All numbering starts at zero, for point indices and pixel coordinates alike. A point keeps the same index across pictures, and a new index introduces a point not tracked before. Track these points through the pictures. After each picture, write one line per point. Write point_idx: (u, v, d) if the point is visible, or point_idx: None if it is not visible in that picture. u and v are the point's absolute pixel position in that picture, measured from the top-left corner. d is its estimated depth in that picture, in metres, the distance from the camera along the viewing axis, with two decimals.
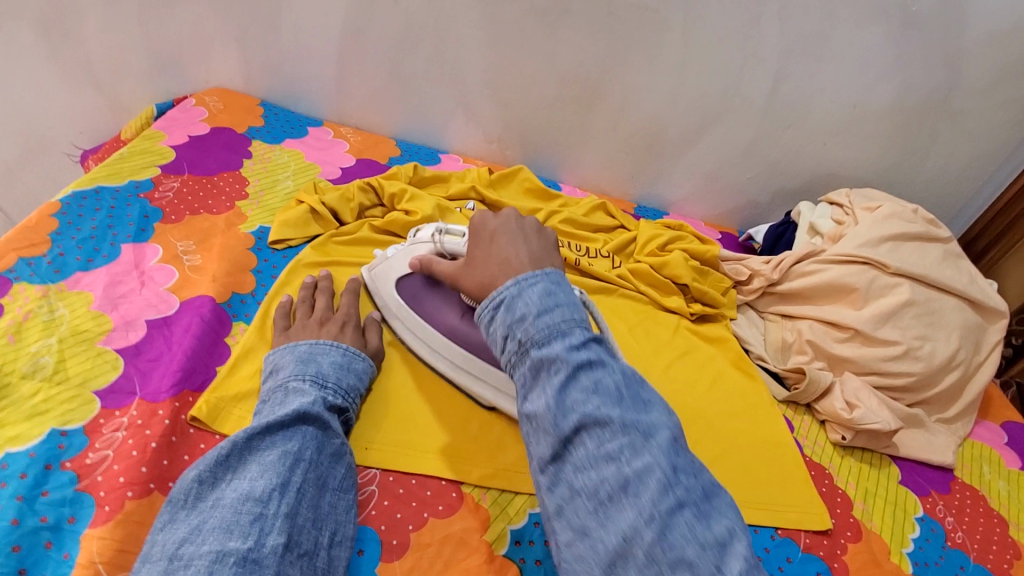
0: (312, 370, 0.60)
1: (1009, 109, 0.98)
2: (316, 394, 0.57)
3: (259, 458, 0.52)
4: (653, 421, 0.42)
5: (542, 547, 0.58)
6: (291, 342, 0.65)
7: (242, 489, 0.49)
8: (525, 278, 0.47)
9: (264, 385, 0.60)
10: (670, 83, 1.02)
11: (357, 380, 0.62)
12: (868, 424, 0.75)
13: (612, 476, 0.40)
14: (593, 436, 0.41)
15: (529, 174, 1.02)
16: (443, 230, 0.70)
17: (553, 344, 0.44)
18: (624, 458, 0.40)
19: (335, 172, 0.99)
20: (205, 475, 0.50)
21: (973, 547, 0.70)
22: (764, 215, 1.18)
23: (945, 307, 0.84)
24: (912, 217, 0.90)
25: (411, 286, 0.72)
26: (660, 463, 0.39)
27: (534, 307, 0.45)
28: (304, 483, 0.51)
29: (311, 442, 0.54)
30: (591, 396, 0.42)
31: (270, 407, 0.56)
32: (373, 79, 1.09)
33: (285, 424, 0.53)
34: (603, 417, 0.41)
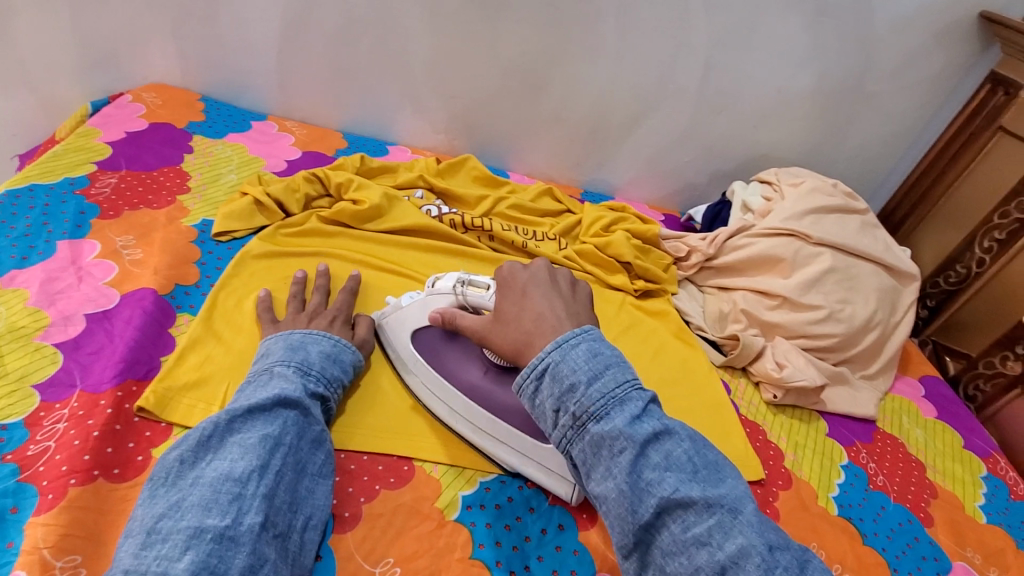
0: (299, 358, 0.61)
1: (917, 90, 1.07)
2: (298, 381, 0.58)
3: (241, 439, 0.51)
4: (729, 490, 0.46)
5: (492, 510, 0.60)
6: (284, 330, 0.66)
7: (222, 469, 0.49)
8: (565, 341, 0.51)
9: (252, 367, 0.61)
10: (608, 71, 1.06)
11: (342, 371, 0.63)
12: (796, 381, 0.82)
13: (707, 561, 0.43)
14: (678, 518, 0.44)
15: (477, 163, 1.05)
16: (466, 281, 0.68)
17: (614, 418, 0.47)
18: (714, 540, 0.43)
19: (280, 165, 0.99)
20: (188, 455, 0.50)
21: (893, 488, 0.77)
22: (703, 196, 1.24)
23: (863, 273, 0.91)
24: (832, 191, 0.97)
25: (429, 340, 0.69)
26: (750, 541, 0.43)
27: (584, 374, 0.48)
28: (283, 467, 0.51)
29: (293, 429, 0.54)
30: (665, 473, 0.45)
31: (253, 389, 0.57)
32: (317, 72, 1.09)
33: (267, 408, 0.54)
34: (683, 497, 0.44)
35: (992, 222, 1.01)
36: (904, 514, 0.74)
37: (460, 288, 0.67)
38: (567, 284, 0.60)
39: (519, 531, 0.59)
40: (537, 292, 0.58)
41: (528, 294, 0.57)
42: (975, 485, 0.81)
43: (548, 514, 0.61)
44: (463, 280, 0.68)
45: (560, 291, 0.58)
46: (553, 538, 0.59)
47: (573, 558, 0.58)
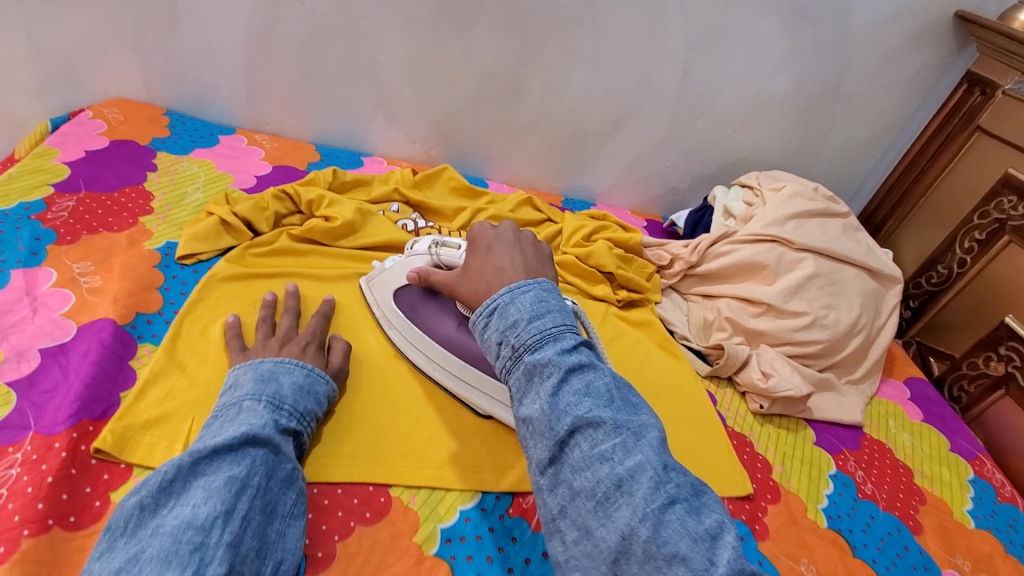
0: (269, 391, 0.57)
1: (893, 90, 1.07)
2: (268, 416, 0.55)
3: (205, 482, 0.48)
4: (642, 421, 0.45)
5: (474, 542, 0.58)
6: (252, 360, 0.63)
7: (183, 515, 0.46)
8: (516, 286, 0.50)
9: (219, 401, 0.57)
10: (586, 77, 1.04)
11: (316, 404, 0.60)
12: (782, 391, 0.80)
13: (608, 476, 0.42)
14: (587, 436, 0.43)
15: (454, 173, 1.02)
16: (440, 243, 0.73)
17: (545, 348, 0.46)
18: (616, 457, 0.42)
19: (249, 180, 0.96)
20: (148, 501, 0.47)
21: (882, 497, 0.76)
22: (685, 200, 1.23)
23: (846, 277, 0.90)
24: (813, 195, 0.96)
25: (409, 297, 0.74)
26: (649, 460, 0.42)
27: (526, 313, 0.48)
28: (251, 511, 0.48)
29: (262, 467, 0.51)
30: (582, 398, 0.44)
31: (219, 425, 0.54)
32: (286, 83, 1.06)
33: (233, 447, 0.50)
34: (595, 418, 0.43)
35: (972, 222, 1.01)
36: (894, 523, 0.73)
37: (434, 249, 0.72)
38: (533, 245, 0.59)
39: (503, 562, 0.57)
40: (501, 249, 0.57)
41: (492, 250, 0.58)
42: (963, 489, 0.80)
43: (533, 542, 0.59)
44: (436, 243, 0.73)
45: (525, 250, 0.57)
46: (538, 568, 0.57)
47: None
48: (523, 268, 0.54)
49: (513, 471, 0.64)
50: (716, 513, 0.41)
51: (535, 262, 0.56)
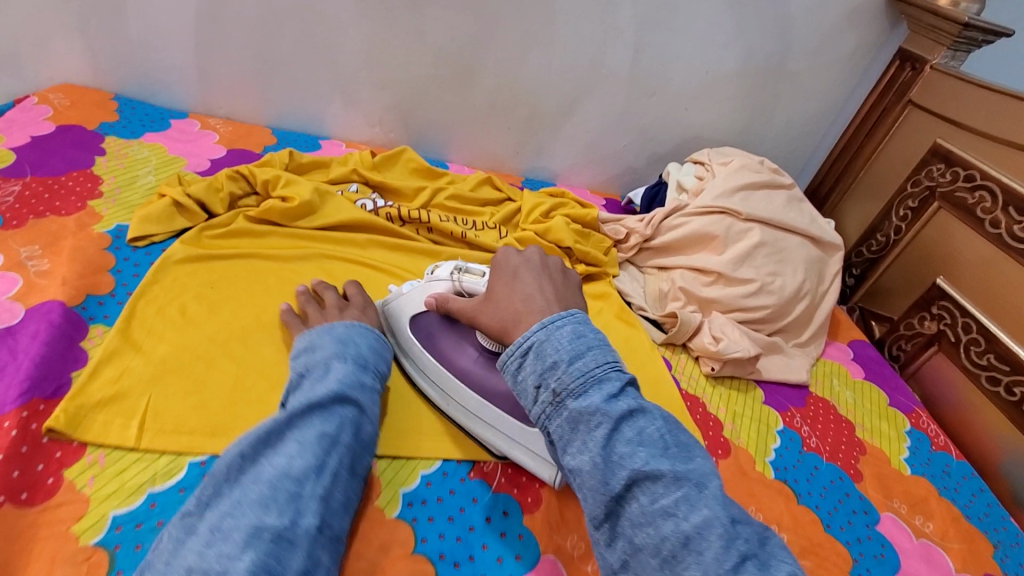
0: (353, 354, 0.60)
1: (834, 68, 1.12)
2: (354, 379, 0.58)
3: (299, 436, 0.51)
4: (701, 468, 0.45)
5: (435, 504, 0.59)
6: (324, 324, 0.66)
7: (280, 465, 0.49)
8: (550, 322, 0.51)
9: (300, 357, 0.60)
10: (541, 57, 1.06)
11: (387, 365, 0.64)
12: (732, 353, 0.84)
13: (672, 534, 0.42)
14: (645, 490, 0.44)
15: (414, 154, 1.03)
16: (462, 269, 0.71)
17: (591, 394, 0.47)
18: (680, 513, 0.42)
19: (203, 163, 0.95)
20: (247, 450, 0.50)
21: (825, 448, 0.81)
22: (642, 178, 1.26)
23: (790, 245, 0.95)
24: (758, 168, 1.02)
25: (427, 325, 0.71)
26: (718, 515, 0.42)
27: (566, 353, 0.49)
28: (339, 466, 0.52)
29: (349, 428, 0.54)
30: (636, 447, 0.45)
31: (308, 382, 0.56)
32: (238, 66, 1.04)
33: (324, 406, 0.53)
34: (653, 470, 0.44)
35: (906, 192, 1.06)
36: (836, 472, 0.78)
37: (456, 275, 0.70)
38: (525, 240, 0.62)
39: (463, 521, 0.58)
40: (529, 275, 0.60)
41: (519, 276, 0.60)
42: (900, 439, 0.86)
43: (493, 501, 0.61)
44: (459, 269, 0.71)
45: (553, 276, 0.60)
46: (498, 525, 0.59)
47: (519, 542, 0.58)
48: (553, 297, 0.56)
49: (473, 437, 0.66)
50: (784, 566, 0.41)
51: (563, 291, 0.58)
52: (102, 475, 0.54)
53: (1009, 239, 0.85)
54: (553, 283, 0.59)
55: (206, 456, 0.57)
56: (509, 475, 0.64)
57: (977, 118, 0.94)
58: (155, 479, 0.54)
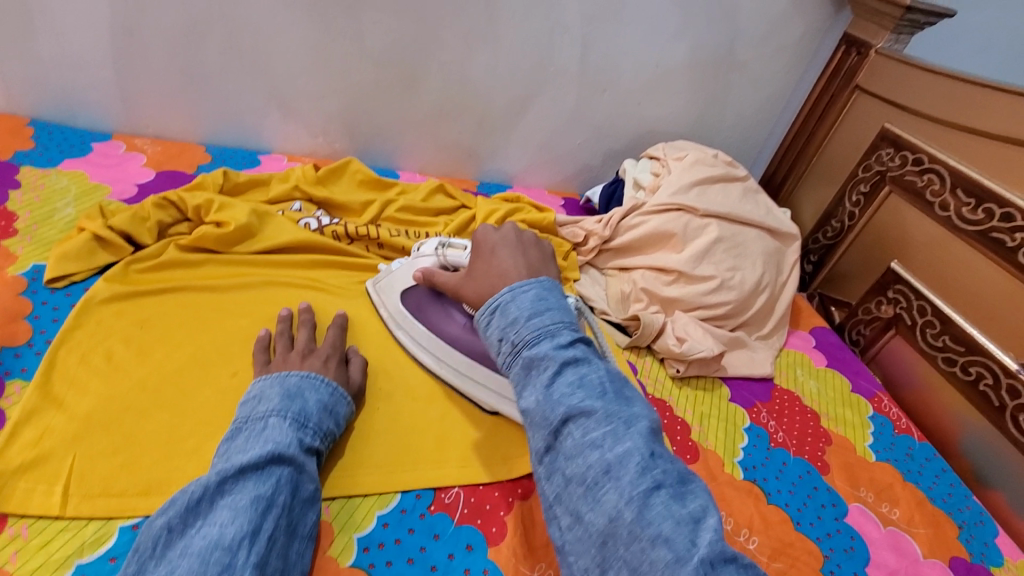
0: (296, 407, 0.57)
1: (781, 56, 1.12)
2: (294, 434, 0.54)
3: (231, 501, 0.47)
4: (635, 412, 0.46)
5: (393, 546, 0.56)
6: (276, 372, 0.62)
7: (211, 535, 0.45)
8: (518, 286, 0.53)
9: (243, 410, 0.57)
10: (486, 58, 1.02)
11: (336, 423, 0.60)
12: (696, 353, 0.83)
13: (596, 462, 0.43)
14: (579, 426, 0.45)
15: (360, 166, 0.98)
16: (445, 243, 0.75)
17: (542, 343, 0.48)
18: (606, 445, 0.44)
19: (129, 190, 0.89)
20: (176, 522, 0.46)
21: (792, 443, 0.81)
22: (599, 176, 1.24)
23: (747, 238, 0.95)
24: (712, 161, 1.01)
25: (417, 298, 0.76)
26: (638, 447, 0.44)
27: (526, 310, 0.50)
28: (276, 530, 0.48)
29: (287, 487, 0.50)
30: (577, 390, 0.46)
31: (243, 441, 0.53)
32: (164, 82, 0.97)
33: (260, 466, 0.50)
34: (588, 408, 0.45)
35: (857, 176, 1.07)
36: (804, 466, 0.78)
37: (440, 249, 0.75)
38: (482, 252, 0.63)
39: (424, 562, 0.55)
40: (505, 251, 0.60)
41: (497, 252, 0.61)
42: (864, 426, 0.86)
43: (455, 536, 0.58)
44: (442, 244, 0.76)
45: (527, 251, 0.61)
46: (462, 561, 0.56)
47: None
48: (527, 269, 0.57)
49: (432, 468, 0.63)
50: (700, 499, 0.43)
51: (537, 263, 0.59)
52: (25, 548, 0.49)
53: (958, 221, 0.86)
54: (527, 258, 0.59)
55: (138, 518, 0.53)
56: (472, 506, 0.61)
57: (921, 100, 0.95)
58: (83, 549, 0.50)
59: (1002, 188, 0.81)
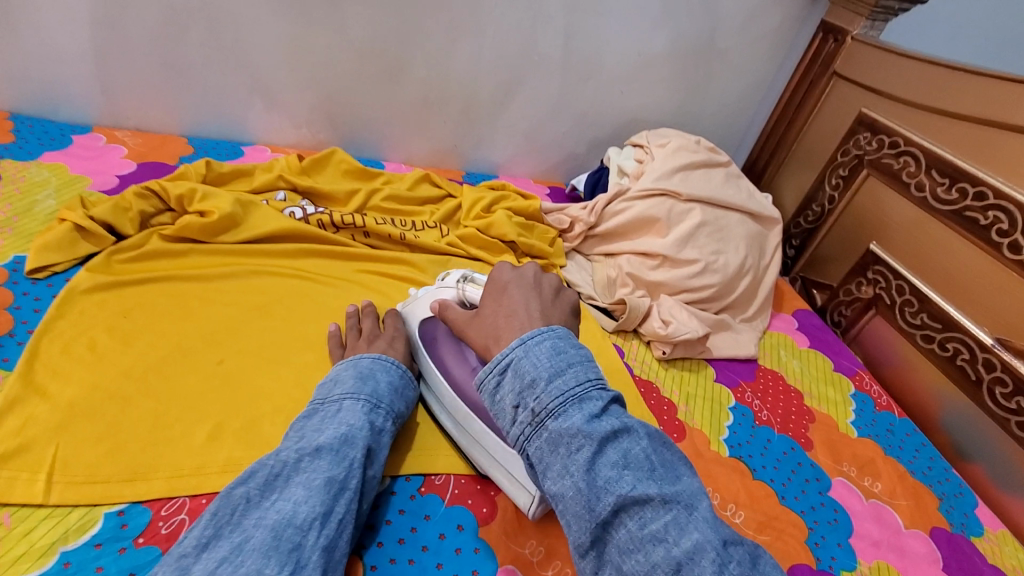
0: (368, 390, 0.59)
1: (762, 44, 1.13)
2: (368, 418, 0.56)
3: (306, 479, 0.49)
4: (686, 489, 0.44)
5: (384, 527, 0.56)
6: (354, 356, 0.65)
7: (285, 510, 0.46)
8: (529, 337, 0.49)
9: (317, 392, 0.59)
10: (470, 47, 1.02)
11: (405, 405, 0.62)
12: (681, 335, 0.85)
13: (662, 558, 0.40)
14: (634, 515, 0.42)
15: (345, 155, 0.98)
16: (467, 278, 0.71)
17: (572, 415, 0.45)
18: (671, 537, 0.40)
19: (110, 181, 0.88)
20: (254, 492, 0.47)
21: (776, 421, 0.82)
22: (584, 164, 1.25)
23: (731, 223, 0.96)
24: (695, 148, 1.02)
25: (433, 330, 0.70)
26: (708, 539, 0.40)
27: (545, 370, 0.47)
28: (346, 515, 0.49)
29: (359, 470, 0.51)
30: (622, 471, 0.43)
31: (320, 421, 0.55)
32: (144, 73, 0.96)
33: (335, 448, 0.51)
34: (641, 494, 0.42)
35: (836, 161, 1.09)
36: (788, 443, 0.79)
37: (461, 283, 0.70)
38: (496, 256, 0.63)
39: (415, 541, 0.56)
40: (517, 291, 0.57)
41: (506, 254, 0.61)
42: (846, 403, 0.88)
43: (445, 516, 0.58)
44: (465, 277, 0.71)
45: (541, 293, 0.57)
46: (453, 541, 0.57)
47: (476, 556, 0.56)
48: (539, 315, 0.53)
49: (421, 450, 0.64)
50: None
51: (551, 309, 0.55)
52: (10, 535, 0.48)
53: (934, 201, 0.88)
54: (540, 301, 0.56)
55: (124, 505, 0.52)
56: (462, 486, 0.62)
57: (897, 85, 0.97)
58: (68, 536, 0.49)
59: (975, 168, 0.83)
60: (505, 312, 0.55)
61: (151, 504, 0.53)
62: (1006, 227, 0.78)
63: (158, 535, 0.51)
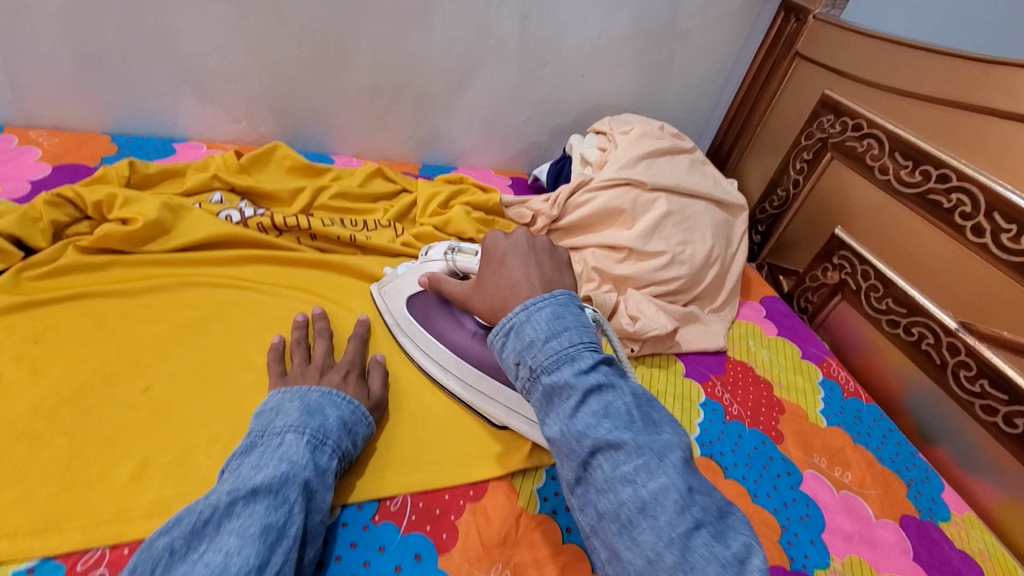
0: (314, 424, 0.53)
1: (723, 24, 1.10)
2: (311, 457, 0.51)
3: (240, 526, 0.42)
4: (667, 440, 0.42)
5: (334, 564, 0.52)
6: (295, 387, 0.59)
7: (215, 563, 0.40)
8: (532, 303, 0.47)
9: (256, 425, 0.53)
10: (420, 31, 0.95)
11: (353, 445, 0.56)
12: (650, 332, 0.81)
13: (630, 499, 0.39)
14: (609, 459, 0.41)
15: (288, 150, 0.91)
16: (455, 248, 0.70)
17: (562, 371, 0.43)
18: (640, 480, 0.39)
19: (21, 187, 0.79)
20: (179, 543, 0.41)
21: (747, 415, 0.81)
22: (547, 153, 1.21)
23: (696, 211, 0.93)
24: (659, 134, 0.99)
25: (423, 303, 0.73)
26: (675, 483, 0.39)
27: (542, 332, 0.45)
28: (286, 566, 0.43)
29: (300, 515, 0.46)
30: (603, 421, 0.41)
31: (257, 458, 0.49)
32: (56, 65, 0.87)
33: (274, 489, 0.46)
34: (617, 442, 0.41)
35: (800, 144, 1.07)
36: (759, 437, 0.78)
37: (449, 254, 0.69)
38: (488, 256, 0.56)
39: None
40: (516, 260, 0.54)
41: (507, 262, 0.54)
42: (815, 392, 0.87)
43: (402, 546, 0.54)
44: (452, 248, 0.70)
45: (541, 261, 0.54)
46: (410, 572, 0.53)
47: None
48: (540, 282, 0.51)
49: (374, 474, 0.59)
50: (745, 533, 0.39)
51: (552, 273, 0.53)
52: None
53: (897, 184, 0.87)
54: (541, 270, 0.53)
55: (33, 561, 0.46)
56: (420, 511, 0.58)
57: (861, 66, 0.95)
58: None
59: (938, 150, 0.81)
60: (507, 284, 0.52)
61: (65, 558, 0.47)
62: (969, 210, 0.77)
63: None
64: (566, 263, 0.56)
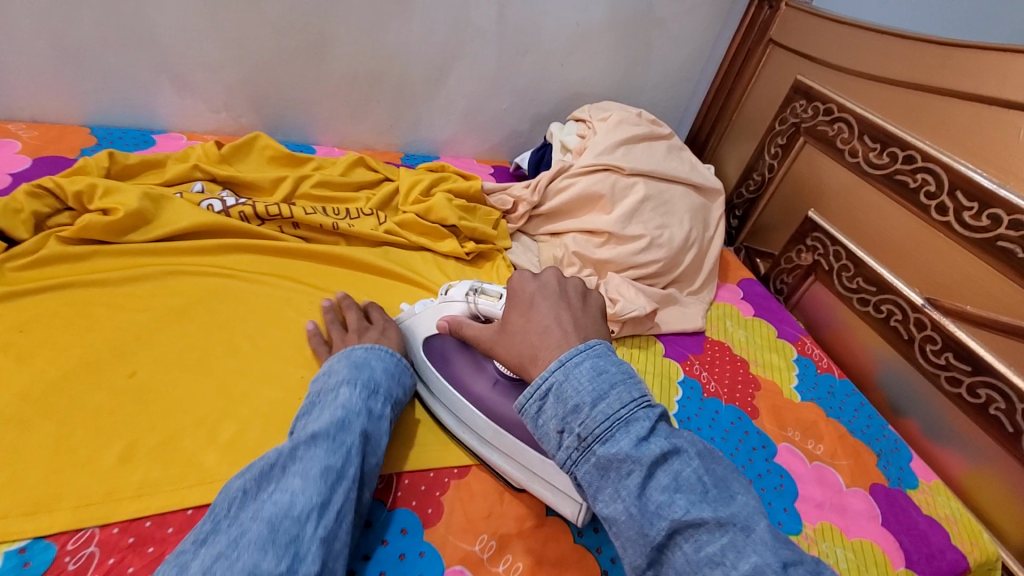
0: (364, 379, 0.57)
1: (699, 12, 1.12)
2: (364, 408, 0.54)
3: (303, 469, 0.47)
4: (743, 507, 0.40)
5: None
6: (346, 349, 0.63)
7: (282, 501, 0.44)
8: (567, 358, 0.45)
9: (313, 382, 0.57)
10: (400, 20, 0.96)
11: (401, 395, 0.60)
12: (629, 314, 0.83)
13: None
14: (689, 538, 0.38)
15: (269, 140, 0.91)
16: (479, 290, 0.66)
17: (618, 439, 0.41)
18: (728, 561, 0.37)
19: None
20: (251, 484, 0.46)
21: (723, 392, 0.83)
22: (528, 142, 1.22)
23: (674, 196, 0.95)
24: (637, 121, 1.01)
25: (442, 347, 0.69)
26: (767, 559, 0.36)
27: (588, 394, 0.43)
28: (345, 504, 0.47)
29: (357, 459, 0.50)
30: (673, 495, 0.39)
31: (316, 410, 0.53)
32: (31, 56, 0.86)
33: (332, 437, 0.50)
34: (694, 517, 0.38)
35: (775, 130, 1.10)
36: (735, 413, 0.80)
37: (472, 296, 0.66)
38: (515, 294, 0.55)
39: (355, 551, 0.53)
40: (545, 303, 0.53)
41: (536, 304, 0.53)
42: (790, 369, 0.90)
43: (388, 521, 0.56)
44: (475, 289, 0.67)
45: (571, 304, 0.53)
46: (397, 546, 0.54)
47: (421, 560, 0.53)
48: (572, 329, 0.49)
49: None
50: None
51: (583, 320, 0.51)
52: None
53: (866, 166, 0.90)
54: (572, 312, 0.51)
55: (24, 542, 0.47)
56: (406, 488, 0.59)
57: (831, 52, 0.97)
58: None
59: (904, 132, 0.84)
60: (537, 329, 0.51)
61: (56, 537, 0.48)
62: (933, 189, 0.80)
63: (65, 571, 0.46)
64: (599, 312, 0.54)
